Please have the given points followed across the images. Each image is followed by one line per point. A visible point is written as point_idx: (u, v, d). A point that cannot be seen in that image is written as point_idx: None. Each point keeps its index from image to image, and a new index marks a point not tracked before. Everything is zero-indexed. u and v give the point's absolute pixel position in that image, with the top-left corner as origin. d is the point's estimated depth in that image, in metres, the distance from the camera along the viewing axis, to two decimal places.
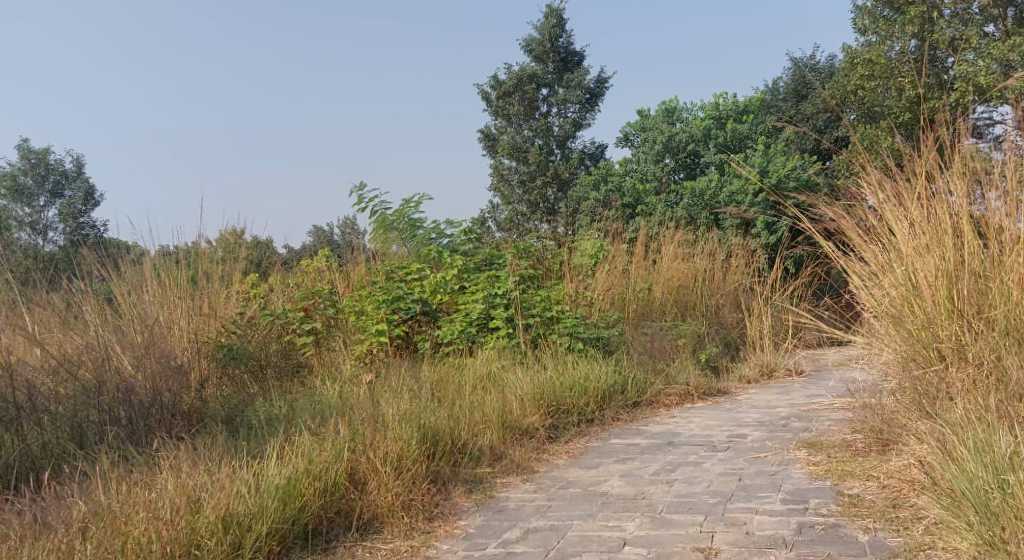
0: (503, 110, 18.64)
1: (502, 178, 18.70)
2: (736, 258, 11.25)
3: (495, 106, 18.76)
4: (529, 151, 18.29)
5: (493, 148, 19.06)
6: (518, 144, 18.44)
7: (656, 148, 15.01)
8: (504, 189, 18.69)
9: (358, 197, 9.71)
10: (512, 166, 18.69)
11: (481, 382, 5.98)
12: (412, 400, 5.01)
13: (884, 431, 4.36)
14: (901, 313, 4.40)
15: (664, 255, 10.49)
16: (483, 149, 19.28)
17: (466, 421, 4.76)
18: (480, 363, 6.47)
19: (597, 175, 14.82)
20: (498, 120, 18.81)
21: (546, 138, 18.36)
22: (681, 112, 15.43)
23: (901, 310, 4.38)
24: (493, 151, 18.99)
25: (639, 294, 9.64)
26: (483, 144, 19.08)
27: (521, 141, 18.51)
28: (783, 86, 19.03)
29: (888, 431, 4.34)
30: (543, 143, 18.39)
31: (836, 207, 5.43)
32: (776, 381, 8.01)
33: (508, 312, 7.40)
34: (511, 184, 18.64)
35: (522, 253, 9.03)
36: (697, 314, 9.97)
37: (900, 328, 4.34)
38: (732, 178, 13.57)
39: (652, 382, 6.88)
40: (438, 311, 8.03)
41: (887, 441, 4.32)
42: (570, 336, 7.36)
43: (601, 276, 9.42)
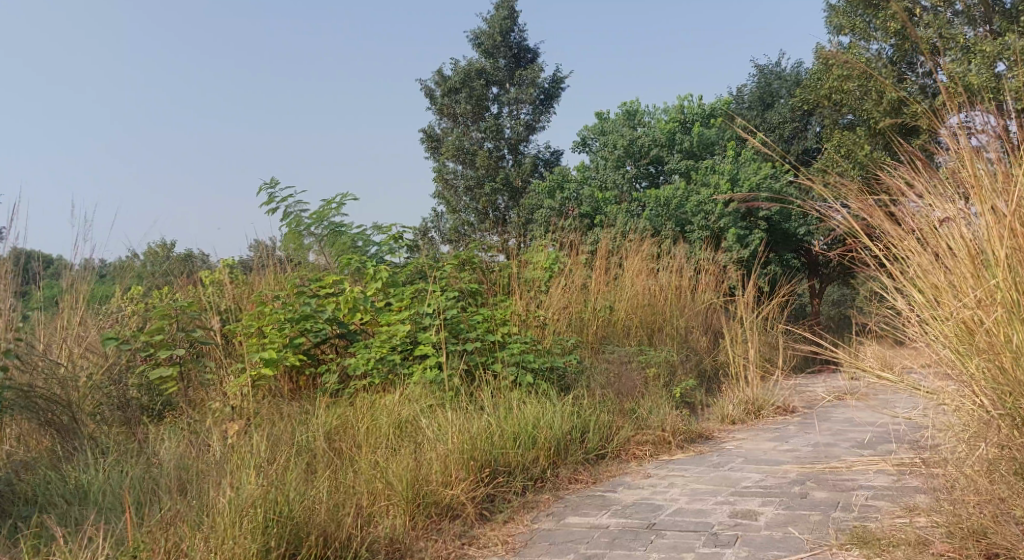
0: (449, 109, 17.21)
1: (447, 185, 17.19)
2: (707, 274, 9.99)
3: (440, 105, 17.31)
4: (476, 155, 16.87)
5: (435, 150, 17.59)
6: (464, 146, 17.00)
7: (616, 153, 13.63)
8: (449, 195, 17.22)
9: (267, 196, 8.17)
10: (456, 170, 17.21)
11: (397, 432, 4.46)
12: (289, 472, 3.54)
13: (986, 531, 2.98)
14: (1001, 359, 3.08)
15: (629, 269, 9.08)
16: (426, 151, 17.82)
17: (353, 505, 3.33)
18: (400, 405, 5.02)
19: (552, 182, 13.35)
20: (444, 120, 17.38)
21: (495, 141, 16.99)
22: (642, 115, 14.17)
23: (1002, 359, 3.07)
24: (436, 154, 17.53)
25: (599, 314, 8.28)
26: (426, 146, 17.60)
27: (469, 144, 17.11)
28: (747, 93, 17.96)
29: (994, 532, 2.95)
30: (493, 146, 17.00)
31: (869, 203, 4.10)
32: (766, 422, 6.67)
33: (438, 333, 5.90)
34: (456, 190, 17.20)
35: (464, 266, 7.56)
36: (666, 338, 8.64)
37: (998, 383, 3.07)
38: (700, 187, 12.38)
39: (619, 426, 5.48)
40: (358, 334, 6.63)
41: (998, 550, 2.94)
42: (517, 363, 5.89)
43: (556, 292, 7.96)
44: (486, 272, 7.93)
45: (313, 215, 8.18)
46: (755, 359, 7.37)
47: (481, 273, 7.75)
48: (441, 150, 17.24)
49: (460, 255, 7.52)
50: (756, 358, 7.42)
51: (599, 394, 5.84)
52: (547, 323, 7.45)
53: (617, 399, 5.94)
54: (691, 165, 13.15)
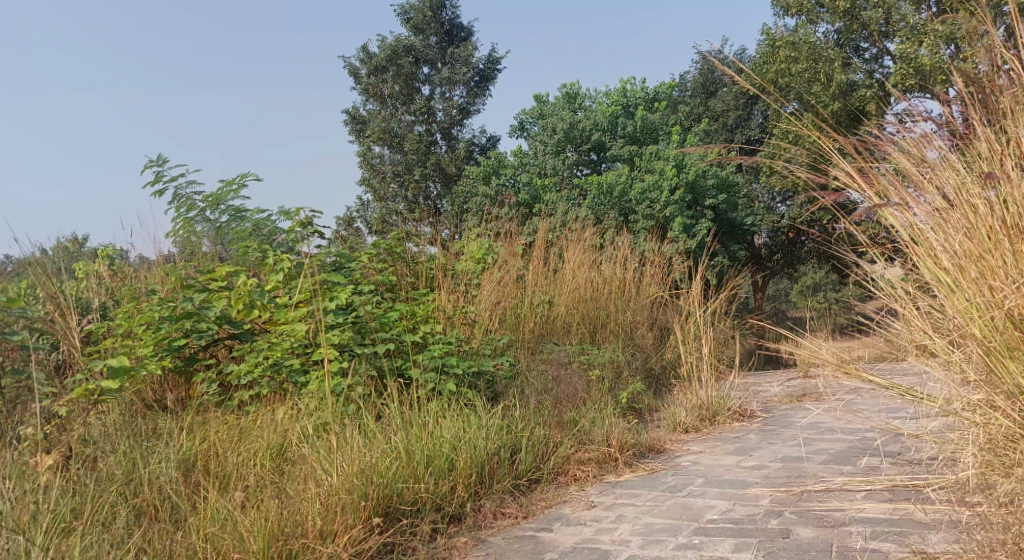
0: (376, 89, 16.23)
1: (374, 172, 16.16)
2: (652, 265, 9.26)
3: (366, 85, 16.33)
4: (405, 139, 15.91)
5: (361, 132, 16.60)
6: (392, 129, 16.02)
7: (555, 138, 12.81)
8: (376, 183, 16.20)
9: (155, 176, 7.11)
10: (383, 155, 16.22)
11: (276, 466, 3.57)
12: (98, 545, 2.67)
13: None
14: None
15: (569, 260, 8.27)
16: (352, 134, 16.82)
17: None
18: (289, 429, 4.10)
19: (487, 167, 12.39)
20: (370, 101, 16.42)
21: (427, 124, 16.12)
22: (583, 98, 13.36)
23: None
24: (362, 136, 16.52)
25: (537, 309, 7.46)
26: (351, 128, 16.61)
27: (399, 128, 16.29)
28: (690, 80, 17.39)
29: None
30: (424, 130, 16.12)
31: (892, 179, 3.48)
32: (722, 430, 5.93)
33: (341, 334, 4.95)
34: (384, 177, 16.20)
35: (384, 255, 6.62)
36: (611, 336, 7.87)
37: None
38: (644, 174, 11.67)
39: (556, 441, 4.64)
40: (253, 332, 5.75)
41: None
42: (437, 367, 4.97)
43: (488, 285, 7.06)
44: (409, 262, 6.95)
45: (209, 198, 7.16)
46: (707, 356, 6.57)
47: (403, 264, 6.79)
48: (367, 133, 16.21)
49: (377, 242, 6.57)
50: (707, 355, 6.63)
51: (534, 402, 4.95)
52: (476, 317, 6.54)
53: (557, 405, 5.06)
54: (634, 151, 12.41)
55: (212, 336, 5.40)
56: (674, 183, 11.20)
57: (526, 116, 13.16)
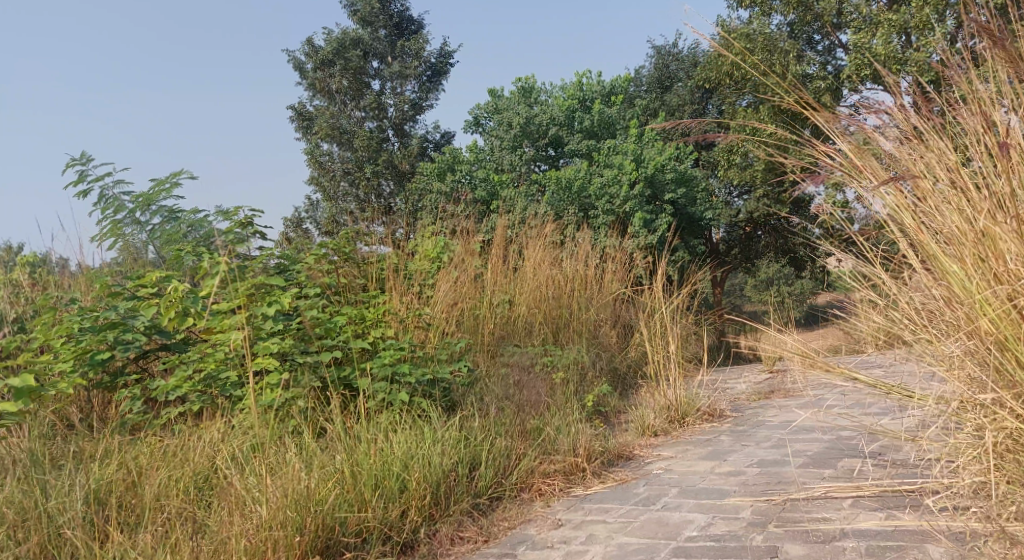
0: (323, 84, 15.87)
1: (325, 171, 15.65)
2: (614, 262, 8.96)
3: (313, 79, 15.96)
4: (355, 136, 15.45)
5: (308, 128, 16.20)
6: (342, 125, 15.54)
7: (511, 133, 12.44)
8: (326, 183, 15.71)
9: (80, 174, 6.58)
10: (331, 152, 15.74)
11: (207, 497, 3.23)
12: None
13: None
14: None
15: (529, 257, 7.90)
16: (300, 131, 16.36)
17: None
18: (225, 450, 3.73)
19: (442, 163, 11.82)
20: (318, 97, 16.02)
21: (378, 120, 15.78)
22: (538, 92, 13.01)
23: None
24: (309, 133, 16.13)
25: (496, 309, 7.11)
26: (298, 124, 16.20)
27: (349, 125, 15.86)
28: (645, 75, 17.21)
29: None
30: (375, 126, 15.78)
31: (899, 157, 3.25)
32: (693, 432, 5.62)
33: (282, 343, 4.55)
34: (334, 175, 15.71)
35: (334, 256, 6.20)
36: (575, 336, 7.55)
37: None
38: (603, 168, 11.40)
39: (520, 453, 4.28)
40: (187, 342, 5.25)
41: None
42: (389, 375, 4.58)
43: (444, 285, 6.65)
44: (359, 262, 6.54)
45: (139, 199, 6.67)
46: (675, 354, 6.28)
47: (354, 265, 6.36)
48: (315, 130, 15.76)
49: (323, 242, 6.13)
50: (675, 354, 6.34)
51: (494, 410, 4.58)
52: (432, 318, 6.13)
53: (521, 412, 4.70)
54: (592, 145, 12.13)
55: (140, 346, 4.93)
56: (633, 177, 10.94)
57: (481, 111, 12.77)
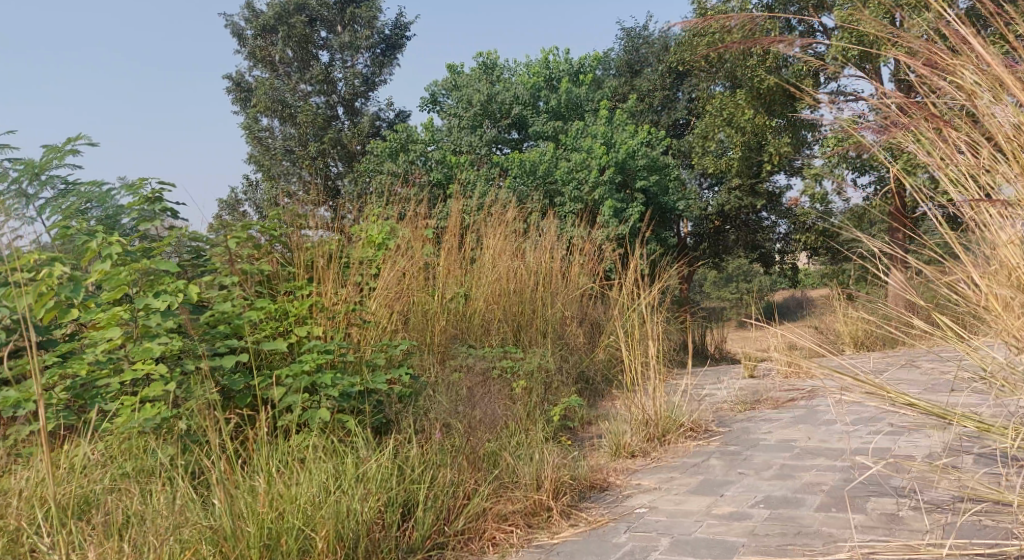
0: (264, 53, 15.29)
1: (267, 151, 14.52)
2: (582, 254, 8.11)
3: (253, 47, 15.34)
4: (300, 110, 14.42)
5: (244, 100, 15.71)
6: (285, 100, 14.66)
7: (471, 110, 11.41)
8: (264, 161, 15.02)
9: None
10: (273, 130, 14.87)
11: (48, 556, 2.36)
12: None
13: None
14: None
15: (488, 246, 6.98)
16: (236, 103, 15.79)
17: None
18: (76, 495, 2.81)
19: (394, 142, 10.79)
20: (259, 66, 15.37)
21: (328, 97, 15.07)
22: (501, 70, 12.08)
23: None
24: (248, 105, 15.77)
25: (448, 304, 6.20)
26: (236, 95, 15.66)
27: (293, 99, 14.85)
28: (614, 58, 16.42)
29: None
30: (323, 102, 15.02)
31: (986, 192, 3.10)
32: (676, 452, 4.80)
33: (169, 344, 3.56)
34: (274, 153, 15.01)
35: (260, 239, 5.25)
36: (537, 337, 6.68)
37: None
38: (569, 152, 10.58)
39: (469, 489, 3.39)
40: (61, 338, 4.18)
41: None
42: (308, 385, 3.64)
43: (390, 275, 5.66)
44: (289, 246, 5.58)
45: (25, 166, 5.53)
46: (654, 360, 5.46)
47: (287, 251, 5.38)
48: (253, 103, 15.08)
49: (247, 223, 5.12)
50: (654, 359, 5.51)
51: (439, 432, 3.65)
52: (369, 311, 5.18)
53: (477, 427, 3.80)
54: (559, 127, 11.29)
55: (3, 346, 3.93)
56: (603, 162, 10.14)
57: (438, 87, 11.72)
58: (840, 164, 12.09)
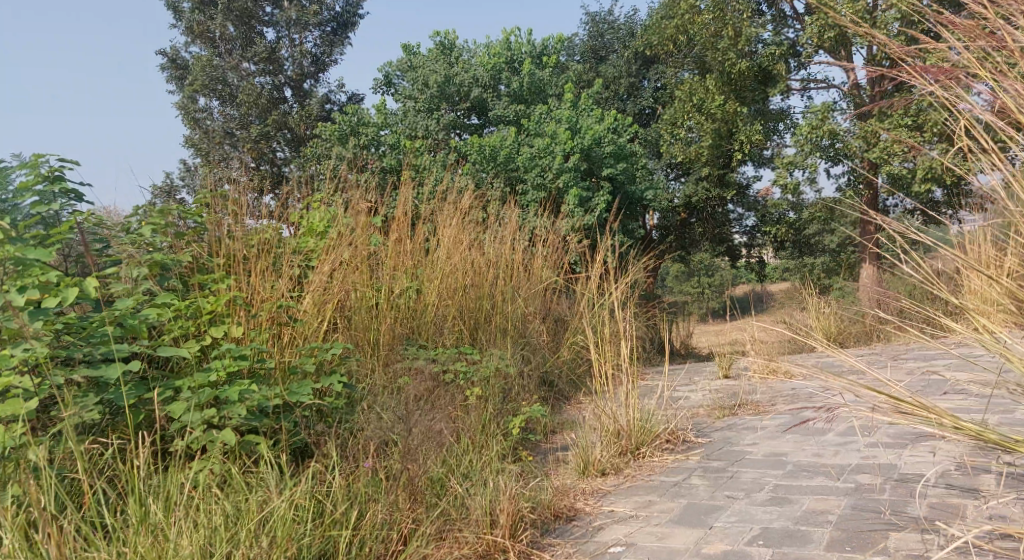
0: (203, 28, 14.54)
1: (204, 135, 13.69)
2: (548, 245, 7.52)
3: (189, 22, 14.66)
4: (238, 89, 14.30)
5: (181, 77, 15.29)
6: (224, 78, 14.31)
7: (428, 92, 10.73)
8: (205, 147, 14.43)
9: None
10: (210, 111, 14.60)
11: None
12: None
13: None
14: None
15: (446, 235, 6.31)
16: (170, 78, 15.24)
17: None
18: None
19: (344, 124, 10.08)
20: (197, 42, 14.76)
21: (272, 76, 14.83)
22: (460, 50, 11.42)
23: None
24: (182, 83, 15.17)
25: (396, 300, 5.54)
26: (170, 71, 15.16)
27: (236, 78, 14.42)
28: (578, 43, 15.86)
29: None
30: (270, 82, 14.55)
31: None
32: (654, 469, 4.23)
33: (34, 352, 2.85)
34: (215, 139, 14.46)
35: (179, 223, 4.54)
36: (497, 336, 6.07)
37: None
38: (533, 138, 10.01)
39: (408, 530, 2.79)
40: None
41: None
42: (210, 399, 2.94)
43: (332, 264, 4.96)
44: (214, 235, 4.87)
45: None
46: (628, 362, 4.87)
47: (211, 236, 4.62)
48: (190, 83, 14.48)
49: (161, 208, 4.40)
50: (626, 360, 4.91)
51: (374, 457, 3.02)
52: (303, 307, 4.49)
53: (419, 449, 3.18)
54: (522, 111, 10.71)
55: None
56: (568, 147, 9.59)
57: (392, 68, 10.99)
58: (812, 154, 11.75)
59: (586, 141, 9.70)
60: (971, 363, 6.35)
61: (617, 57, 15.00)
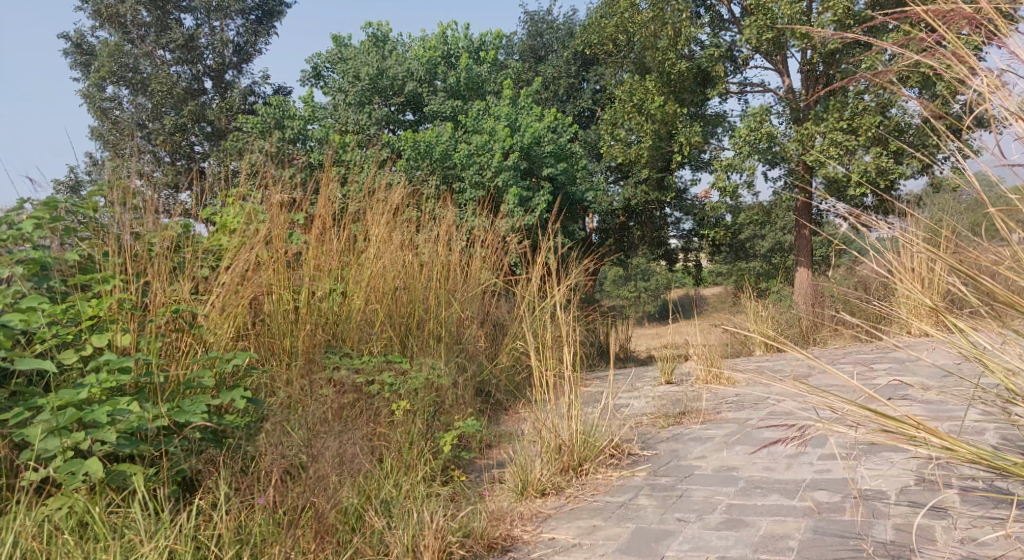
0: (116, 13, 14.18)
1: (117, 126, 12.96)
2: (485, 245, 7.11)
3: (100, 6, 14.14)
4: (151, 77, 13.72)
5: (87, 62, 14.76)
6: (132, 65, 13.91)
7: (359, 86, 10.24)
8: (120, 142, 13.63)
9: None
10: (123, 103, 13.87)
11: None
12: None
13: None
14: None
15: (376, 230, 5.82)
16: (79, 62, 14.71)
17: None
18: None
19: (269, 117, 9.53)
20: (107, 26, 14.20)
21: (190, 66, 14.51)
22: (394, 43, 10.95)
23: None
24: (89, 68, 14.63)
25: (317, 302, 5.06)
26: (77, 57, 14.66)
27: (147, 66, 14.01)
28: (517, 42, 15.56)
29: None
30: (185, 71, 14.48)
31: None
32: (598, 488, 3.87)
33: None
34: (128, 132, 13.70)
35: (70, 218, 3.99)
36: (429, 343, 5.63)
37: None
38: (470, 135, 9.61)
39: None
40: None
41: None
42: (74, 420, 2.54)
43: (245, 263, 4.45)
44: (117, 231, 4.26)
45: None
46: (570, 369, 4.49)
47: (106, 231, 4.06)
48: (100, 70, 13.84)
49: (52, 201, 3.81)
50: (569, 368, 4.54)
51: (274, 491, 2.66)
52: (208, 313, 4.00)
53: (331, 477, 2.76)
54: (459, 106, 10.31)
55: None
56: (507, 145, 9.28)
57: (321, 60, 10.46)
58: (750, 156, 11.55)
59: (525, 139, 9.39)
60: (916, 366, 6.18)
61: (555, 57, 14.77)
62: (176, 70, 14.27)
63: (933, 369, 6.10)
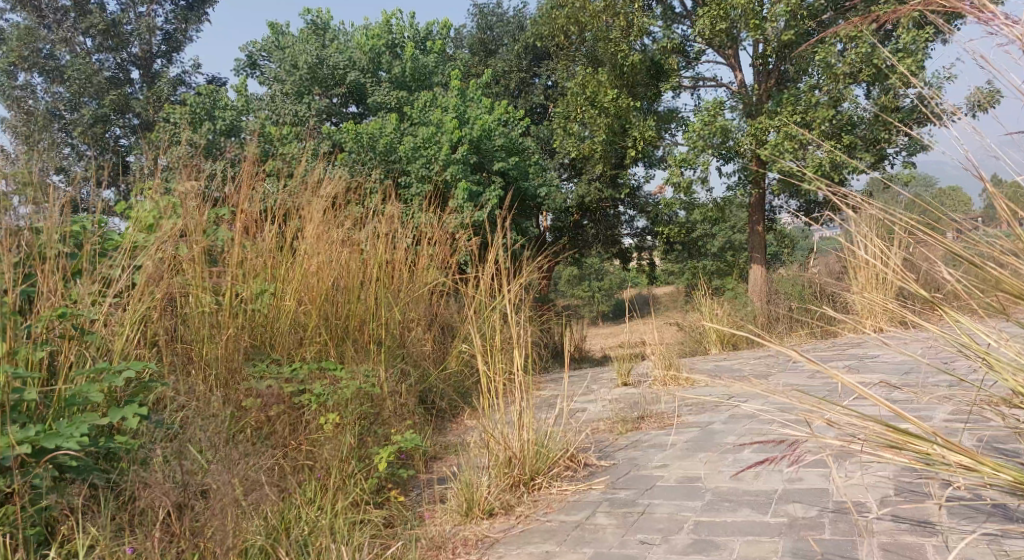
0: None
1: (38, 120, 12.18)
2: (431, 240, 6.67)
3: None
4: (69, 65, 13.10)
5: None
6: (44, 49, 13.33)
7: (298, 75, 9.73)
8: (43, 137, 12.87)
9: None
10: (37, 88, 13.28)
11: None
12: None
13: None
14: None
15: (310, 220, 5.28)
16: None
17: None
18: None
19: (200, 108, 8.98)
20: (20, 9, 13.55)
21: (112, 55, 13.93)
22: (335, 31, 10.47)
23: None
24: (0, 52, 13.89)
25: (242, 303, 4.56)
26: None
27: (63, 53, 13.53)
28: (466, 35, 15.17)
29: None
30: (107, 59, 13.94)
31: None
32: (551, 506, 3.48)
33: None
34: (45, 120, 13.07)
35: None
36: (368, 349, 5.18)
37: None
38: (417, 127, 9.18)
39: None
40: None
41: None
42: None
43: (154, 262, 3.91)
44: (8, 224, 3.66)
45: None
46: (522, 373, 4.05)
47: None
48: (11, 54, 13.13)
49: None
50: (521, 373, 4.11)
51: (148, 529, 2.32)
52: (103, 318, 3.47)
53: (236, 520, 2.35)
54: (404, 98, 9.88)
55: None
56: (454, 138, 8.85)
57: (257, 48, 9.90)
58: (704, 151, 11.28)
59: (473, 132, 9.01)
60: (880, 362, 5.92)
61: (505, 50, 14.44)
62: (98, 58, 13.76)
63: (898, 366, 5.85)
